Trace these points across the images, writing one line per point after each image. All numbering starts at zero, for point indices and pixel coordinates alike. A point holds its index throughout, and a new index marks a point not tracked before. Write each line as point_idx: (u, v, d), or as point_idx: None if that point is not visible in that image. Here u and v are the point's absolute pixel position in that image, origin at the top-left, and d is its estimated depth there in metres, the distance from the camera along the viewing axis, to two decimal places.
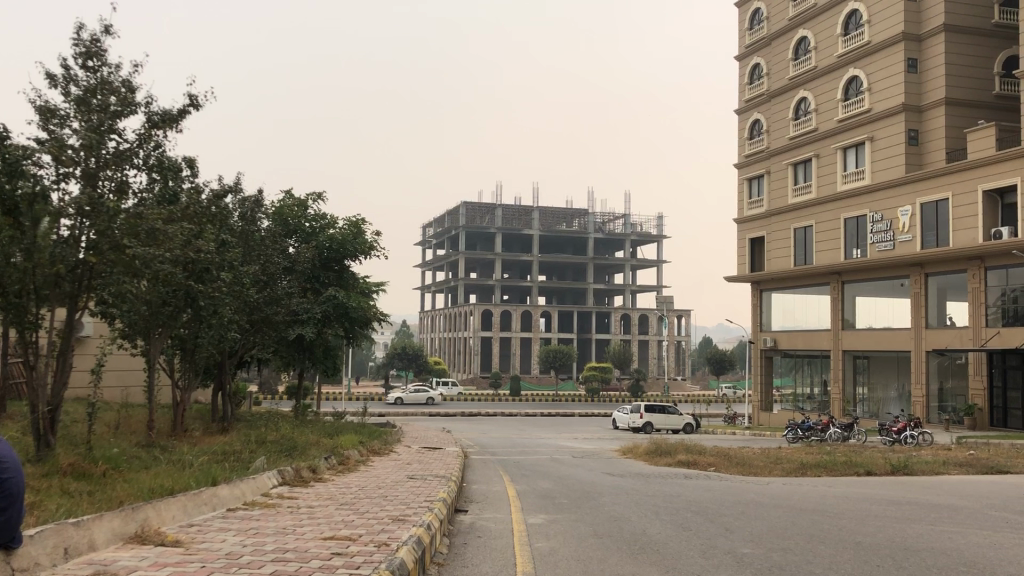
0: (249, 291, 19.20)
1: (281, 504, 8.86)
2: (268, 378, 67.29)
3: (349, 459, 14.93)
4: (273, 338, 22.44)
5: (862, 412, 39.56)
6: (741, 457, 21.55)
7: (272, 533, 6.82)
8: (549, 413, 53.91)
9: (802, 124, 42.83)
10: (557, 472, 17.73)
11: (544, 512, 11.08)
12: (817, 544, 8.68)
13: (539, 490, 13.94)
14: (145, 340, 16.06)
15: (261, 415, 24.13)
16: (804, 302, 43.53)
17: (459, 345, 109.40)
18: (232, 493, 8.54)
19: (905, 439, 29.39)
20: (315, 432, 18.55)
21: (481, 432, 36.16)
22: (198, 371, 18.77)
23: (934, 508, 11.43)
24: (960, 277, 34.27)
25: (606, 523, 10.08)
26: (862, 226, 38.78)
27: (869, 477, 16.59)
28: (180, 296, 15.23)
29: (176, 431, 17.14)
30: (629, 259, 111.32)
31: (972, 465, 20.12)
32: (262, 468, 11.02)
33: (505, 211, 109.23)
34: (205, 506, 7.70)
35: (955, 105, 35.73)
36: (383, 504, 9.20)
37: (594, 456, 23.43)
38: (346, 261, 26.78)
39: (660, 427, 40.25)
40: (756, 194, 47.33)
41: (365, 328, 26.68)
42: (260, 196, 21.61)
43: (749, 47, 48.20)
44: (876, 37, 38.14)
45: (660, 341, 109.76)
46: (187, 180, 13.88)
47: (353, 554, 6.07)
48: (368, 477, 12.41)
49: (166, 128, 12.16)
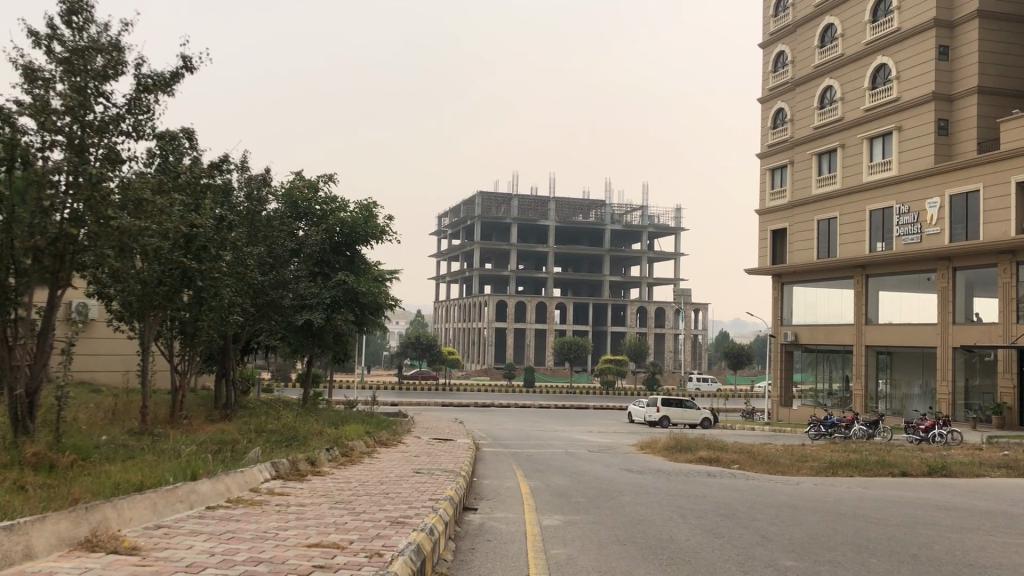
0: (253, 273, 18.35)
1: (268, 501, 7.98)
2: (280, 367, 66.50)
3: (353, 450, 14.06)
4: (280, 324, 21.73)
5: (884, 409, 38.42)
6: (766, 454, 20.53)
7: (249, 538, 5.94)
8: (563, 405, 53.11)
9: (828, 113, 41.59)
10: (573, 467, 16.81)
11: (560, 513, 10.22)
12: (868, 558, 7.69)
13: (554, 487, 13.09)
14: (139, 320, 15.21)
15: (265, 404, 23.29)
16: (826, 295, 42.37)
17: (473, 335, 108.48)
18: (215, 488, 7.68)
19: (933, 437, 28.35)
20: (319, 421, 17.65)
21: (495, 423, 35.38)
22: (199, 355, 17.93)
23: (987, 515, 10.42)
24: (990, 271, 33.11)
25: (628, 527, 9.17)
26: (889, 218, 37.60)
27: (907, 479, 15.59)
28: (177, 275, 14.36)
29: (175, 418, 16.32)
30: (646, 251, 110.00)
31: (1011, 466, 19.04)
32: (253, 460, 10.17)
33: (521, 201, 108.26)
34: (179, 503, 6.84)
35: (988, 94, 34.44)
36: (379, 502, 8.32)
37: (610, 451, 22.51)
38: (358, 246, 25.88)
39: (677, 421, 39.22)
40: (778, 185, 46.19)
41: (376, 314, 25.80)
42: (267, 174, 20.75)
43: (773, 35, 46.92)
44: (905, 24, 36.86)
45: (676, 334, 108.49)
46: (182, 150, 13.08)
47: (336, 567, 5.14)
48: (371, 470, 11.56)
49: (158, 92, 11.25)
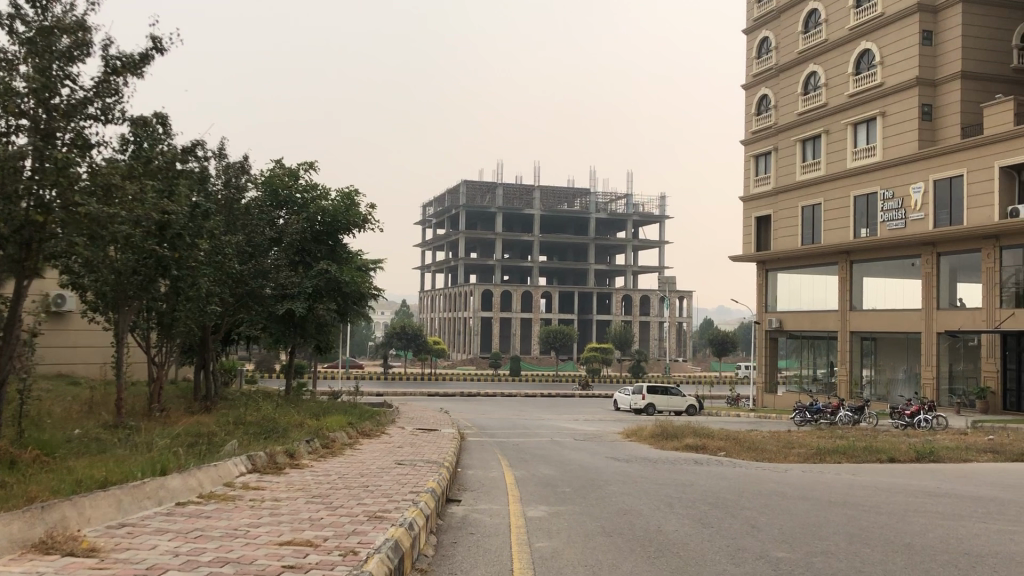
0: (231, 262, 17.98)
1: (241, 496, 7.69)
2: (264, 359, 65.81)
3: (334, 442, 13.76)
4: (260, 314, 21.40)
5: (869, 395, 38.41)
6: (753, 442, 20.35)
7: (218, 536, 5.66)
8: (549, 394, 52.87)
9: (812, 99, 41.44)
10: (557, 456, 16.61)
11: (545, 504, 9.97)
12: (862, 547, 7.48)
13: (539, 477, 12.86)
14: (114, 311, 14.76)
15: (246, 395, 22.92)
16: (810, 281, 42.31)
17: (459, 325, 108.06)
18: (185, 483, 7.38)
19: (919, 423, 28.29)
20: (300, 412, 17.34)
21: (481, 412, 35.11)
22: (177, 346, 17.53)
23: (979, 501, 10.25)
24: (974, 256, 33.09)
25: (614, 518, 8.95)
26: (873, 204, 37.52)
27: (895, 464, 15.46)
28: (151, 264, 13.94)
29: (152, 410, 15.96)
30: (631, 240, 109.90)
31: (998, 451, 18.95)
32: (229, 454, 9.88)
33: (506, 190, 107.76)
34: (147, 500, 6.56)
35: (971, 79, 34.35)
36: (358, 496, 8.04)
37: (596, 439, 22.31)
38: (340, 235, 25.50)
39: (663, 409, 39.06)
40: (762, 171, 46.05)
41: (359, 305, 25.47)
42: (246, 161, 20.38)
43: (757, 21, 46.67)
44: (889, 9, 36.69)
45: (661, 322, 108.57)
46: (153, 134, 12.71)
47: (308, 567, 4.86)
48: (351, 462, 11.27)
49: (128, 74, 10.87)
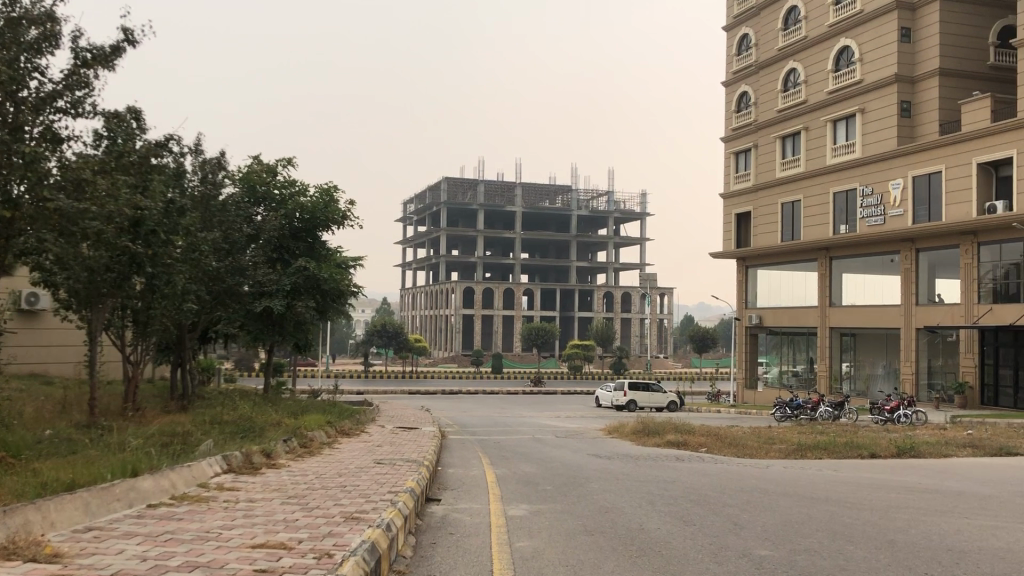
0: (208, 259, 17.72)
1: (215, 497, 7.53)
2: (244, 358, 65.24)
3: (312, 441, 13.58)
4: (238, 311, 21.14)
5: (849, 390, 38.58)
6: (734, 438, 20.32)
7: (189, 539, 5.51)
8: (531, 391, 52.77)
9: (791, 96, 41.52)
10: (538, 454, 16.50)
11: (527, 503, 9.85)
12: (845, 545, 7.40)
13: (519, 475, 12.73)
14: (86, 310, 14.45)
15: (224, 394, 22.64)
16: (790, 278, 42.41)
17: (440, 322, 107.74)
18: (157, 485, 7.22)
19: (899, 418, 28.39)
20: (278, 410, 17.12)
21: (462, 410, 34.95)
22: (153, 344, 17.25)
23: (960, 497, 10.22)
24: (952, 252, 33.26)
25: (596, 517, 8.84)
26: (852, 201, 37.66)
27: (876, 460, 15.46)
28: (125, 261, 13.61)
29: (126, 410, 15.69)
30: (612, 237, 110.01)
31: (978, 445, 19.00)
32: (204, 454, 9.70)
33: (487, 187, 107.51)
34: (116, 503, 6.42)
35: (949, 76, 34.52)
36: (335, 496, 7.89)
37: (578, 436, 22.22)
38: (319, 232, 25.26)
39: (645, 405, 39.03)
40: (742, 168, 46.13)
41: (338, 302, 25.26)
42: (222, 157, 20.15)
43: (737, 18, 46.72)
44: (868, 6, 36.81)
45: (642, 318, 108.78)
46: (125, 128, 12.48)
47: (280, 572, 4.72)
48: (329, 462, 11.10)
49: (99, 67, 10.66)
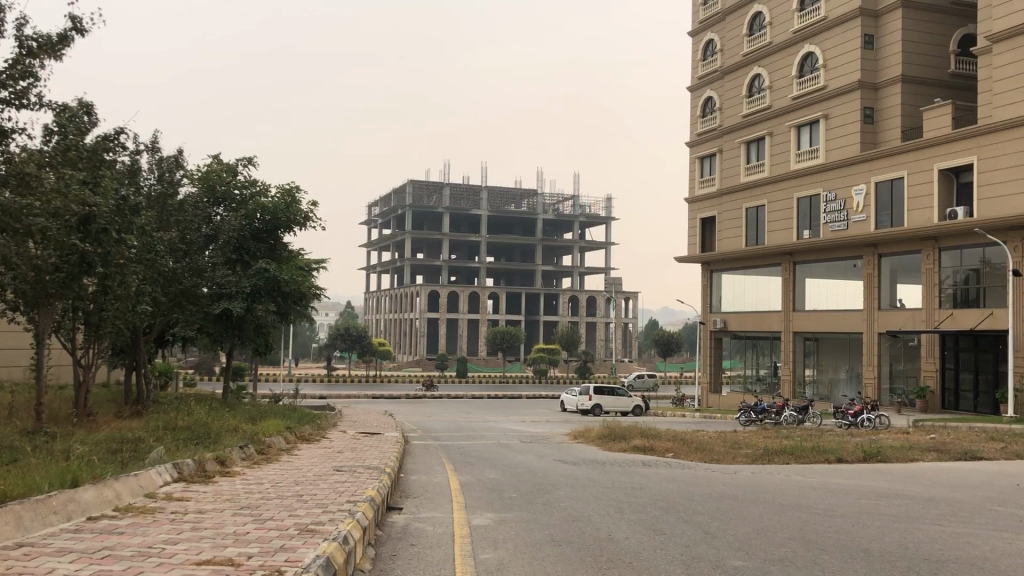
0: (163, 259, 17.19)
1: (162, 508, 7.12)
2: (204, 362, 64.08)
3: (270, 447, 13.14)
4: (196, 314, 20.62)
5: (812, 395, 38.70)
6: (699, 442, 20.16)
7: (127, 555, 5.11)
8: (496, 395, 52.45)
9: (756, 101, 41.67)
10: (503, 460, 16.17)
11: (492, 511, 9.54)
12: (819, 555, 7.19)
13: (483, 482, 12.41)
14: (32, 310, 13.84)
15: (181, 399, 22.05)
16: (755, 282, 42.53)
17: (405, 326, 107.01)
18: (99, 495, 6.79)
19: (862, 422, 28.46)
20: (236, 416, 16.62)
21: (426, 414, 34.49)
22: (107, 347, 16.69)
23: (932, 503, 10.07)
24: (914, 257, 33.53)
25: (562, 526, 8.56)
26: (816, 206, 37.83)
27: (842, 466, 15.34)
28: (74, 260, 13.03)
29: (78, 416, 15.13)
30: (578, 241, 110.16)
31: (942, 450, 19.02)
32: (154, 462, 9.26)
33: (452, 190, 107.04)
34: (52, 516, 6.00)
35: (911, 83, 34.81)
36: (289, 507, 7.51)
37: (543, 441, 21.93)
38: (280, 232, 24.75)
39: (610, 409, 38.86)
40: (707, 173, 46.21)
41: (299, 305, 24.73)
42: (180, 155, 19.70)
43: (702, 23, 46.80)
44: (832, 13, 37.04)
45: (607, 323, 109.06)
46: (69, 121, 12.01)
47: None
48: (286, 470, 10.69)
49: (45, 56, 10.23)
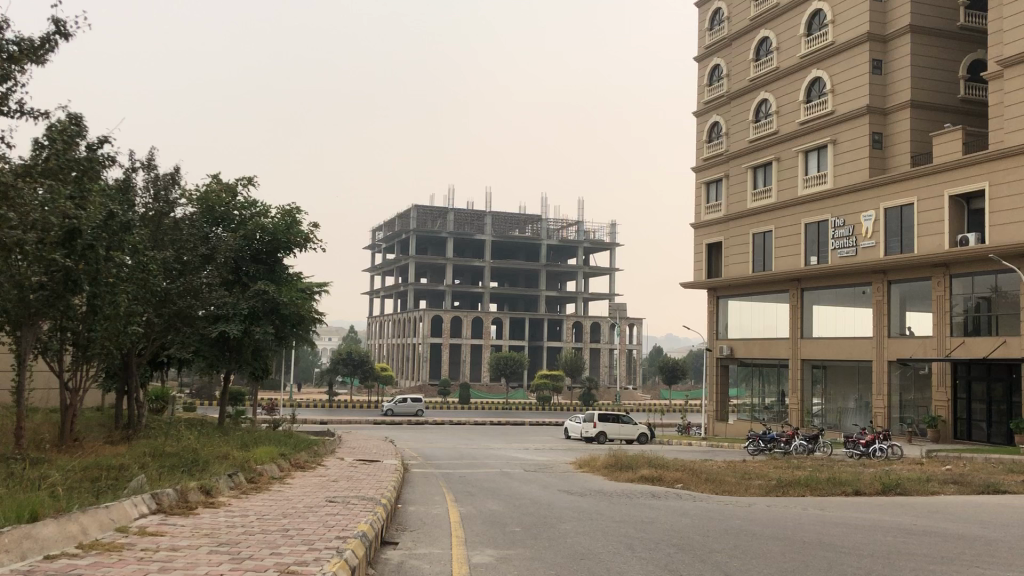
0: (156, 278, 16.58)
1: (133, 544, 6.51)
2: (205, 386, 63.03)
3: (261, 476, 12.49)
4: (192, 335, 20.08)
5: (820, 425, 37.91)
6: (709, 473, 19.40)
7: None
8: (499, 422, 51.60)
9: (763, 126, 41.20)
10: (505, 490, 15.47)
11: (493, 548, 8.88)
12: None
13: (483, 514, 11.74)
14: (16, 330, 13.28)
15: (175, 423, 21.40)
16: (761, 309, 41.84)
17: (408, 351, 106.07)
18: (61, 530, 6.17)
19: (874, 452, 27.74)
20: (228, 442, 15.93)
21: (427, 441, 33.68)
22: (97, 370, 16.07)
23: (964, 541, 9.39)
24: (924, 284, 32.87)
25: (569, 564, 7.91)
26: (824, 232, 37.25)
27: (860, 498, 14.64)
28: (59, 278, 12.46)
29: (62, 442, 14.47)
30: (582, 267, 109.58)
31: (964, 482, 18.25)
32: (133, 492, 8.63)
33: (457, 216, 106.29)
34: (3, 555, 5.40)
35: (921, 108, 34.38)
36: (272, 544, 6.87)
37: (546, 470, 21.18)
38: (280, 254, 24.22)
39: (615, 437, 38.08)
40: (713, 199, 45.68)
41: (298, 329, 24.10)
42: (178, 173, 19.31)
43: (708, 49, 46.48)
44: (840, 37, 36.66)
45: (611, 349, 108.12)
46: (49, 134, 11.53)
47: None
48: (275, 501, 10.07)
49: (23, 62, 9.71)
